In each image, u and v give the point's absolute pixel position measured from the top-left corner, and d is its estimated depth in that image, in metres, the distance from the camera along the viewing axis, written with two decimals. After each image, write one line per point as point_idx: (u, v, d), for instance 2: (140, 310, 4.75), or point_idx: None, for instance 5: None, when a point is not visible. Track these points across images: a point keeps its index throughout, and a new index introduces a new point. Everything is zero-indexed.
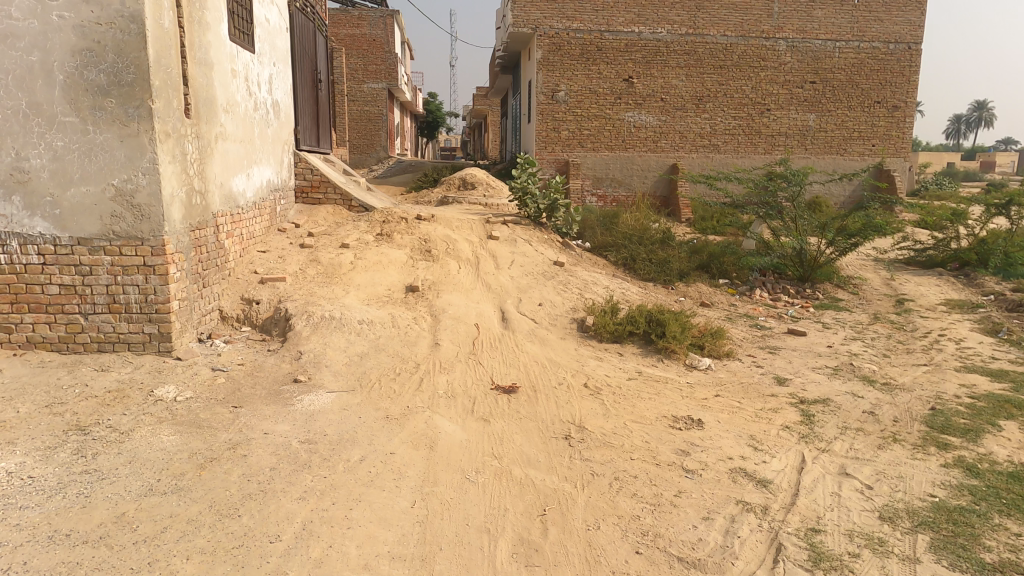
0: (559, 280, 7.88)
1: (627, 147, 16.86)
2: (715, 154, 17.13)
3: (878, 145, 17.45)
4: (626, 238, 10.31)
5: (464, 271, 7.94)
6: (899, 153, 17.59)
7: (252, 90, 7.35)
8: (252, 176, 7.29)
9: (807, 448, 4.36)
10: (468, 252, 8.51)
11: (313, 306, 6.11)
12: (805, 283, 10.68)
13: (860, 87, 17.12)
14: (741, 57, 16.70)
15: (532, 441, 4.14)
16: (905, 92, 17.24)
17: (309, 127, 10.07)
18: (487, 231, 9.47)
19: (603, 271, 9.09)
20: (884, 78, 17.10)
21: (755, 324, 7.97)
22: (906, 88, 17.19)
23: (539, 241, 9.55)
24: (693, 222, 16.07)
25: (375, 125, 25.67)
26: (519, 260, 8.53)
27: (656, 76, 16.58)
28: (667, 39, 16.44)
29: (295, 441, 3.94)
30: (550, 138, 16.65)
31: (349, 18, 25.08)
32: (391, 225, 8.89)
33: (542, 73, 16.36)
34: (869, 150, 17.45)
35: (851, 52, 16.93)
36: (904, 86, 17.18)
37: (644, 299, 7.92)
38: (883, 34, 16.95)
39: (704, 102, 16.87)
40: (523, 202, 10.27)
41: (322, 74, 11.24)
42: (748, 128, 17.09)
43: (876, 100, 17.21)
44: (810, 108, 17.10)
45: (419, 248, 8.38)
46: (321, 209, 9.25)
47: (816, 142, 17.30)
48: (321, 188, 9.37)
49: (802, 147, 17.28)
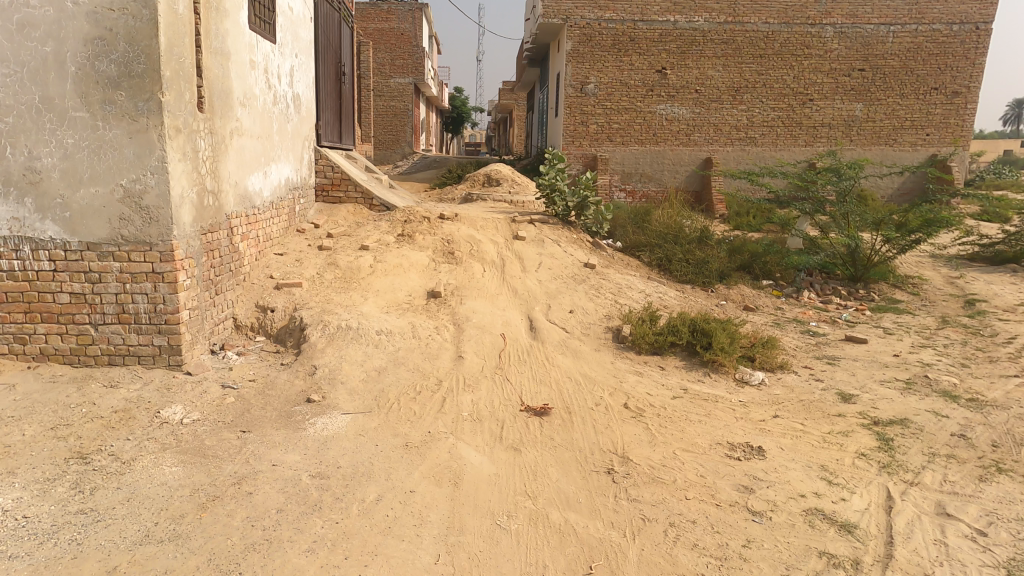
0: (591, 284, 7.23)
1: (658, 140, 16.22)
2: (752, 147, 16.39)
3: (932, 134, 16.45)
4: (660, 238, 9.71)
5: (489, 274, 7.49)
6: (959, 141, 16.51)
7: (272, 83, 6.94)
8: (269, 174, 6.89)
9: (891, 482, 3.81)
10: (493, 254, 8.04)
11: (328, 316, 5.74)
12: (857, 283, 10.06)
13: (915, 73, 16.17)
14: (783, 45, 15.91)
15: (570, 476, 3.65)
16: (969, 76, 16.14)
17: (331, 122, 9.69)
18: (512, 230, 8.99)
19: (637, 272, 8.52)
20: (945, 62, 16.09)
21: (807, 330, 7.37)
22: (969, 72, 16.09)
23: (568, 241, 8.98)
24: (727, 218, 15.41)
25: (400, 120, 25.30)
26: (547, 262, 7.97)
27: (691, 67, 15.89)
28: (705, 27, 15.73)
29: (305, 476, 3.54)
30: (578, 132, 16.06)
31: (377, 12, 24.86)
32: (413, 225, 8.48)
33: (572, 65, 15.77)
34: (922, 140, 16.48)
35: (907, 36, 15.99)
36: (966, 70, 16.09)
37: (684, 304, 7.36)
38: (945, 15, 15.91)
39: (741, 93, 16.09)
40: (551, 199, 9.73)
41: (346, 67, 10.87)
42: (789, 120, 16.28)
43: (933, 86, 16.22)
44: (857, 97, 16.19)
45: (441, 249, 7.95)
46: (340, 209, 8.86)
47: (862, 133, 16.41)
48: (341, 186, 8.98)
49: (846, 138, 16.40)
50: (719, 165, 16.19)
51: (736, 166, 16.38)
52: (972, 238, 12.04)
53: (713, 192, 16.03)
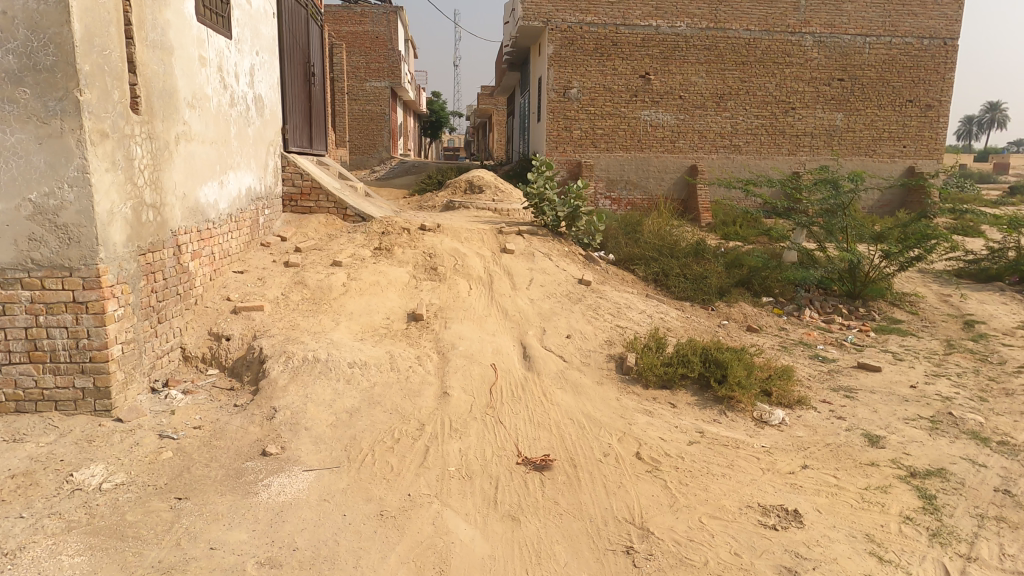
0: (588, 304, 6.62)
1: (643, 147, 15.70)
2: (736, 155, 15.99)
3: (909, 147, 16.27)
4: (656, 250, 9.22)
5: (475, 292, 6.81)
6: (934, 154, 16.33)
7: (228, 83, 6.23)
8: (226, 184, 6.16)
9: (947, 558, 3.24)
10: (480, 270, 7.38)
11: (292, 346, 5.00)
12: (855, 300, 9.63)
13: (891, 85, 15.99)
14: (765, 52, 15.56)
15: (580, 559, 3.06)
16: (940, 91, 16.08)
17: (300, 125, 8.94)
18: (500, 243, 8.35)
19: (633, 288, 7.94)
20: (917, 75, 15.95)
21: (816, 355, 6.85)
22: (940, 86, 16.03)
23: (560, 254, 8.36)
24: (713, 227, 15.00)
25: (377, 124, 24.52)
26: (539, 279, 7.31)
27: (674, 73, 15.43)
28: (687, 33, 15.31)
29: (250, 564, 2.88)
30: (561, 138, 15.47)
31: (350, 15, 24.07)
32: (391, 237, 7.80)
33: (554, 69, 15.21)
34: (899, 152, 16.31)
35: (882, 48, 15.80)
36: (938, 85, 16.03)
37: (687, 327, 6.76)
38: (917, 28, 15.79)
39: (725, 100, 15.69)
40: (539, 209, 9.12)
41: (317, 68, 10.13)
42: (772, 128, 15.93)
43: (908, 99, 16.05)
44: (838, 107, 15.92)
45: (422, 264, 7.27)
46: (311, 220, 8.11)
47: (843, 143, 16.12)
48: (312, 196, 8.23)
49: (829, 148, 16.08)
50: (705, 172, 15.77)
51: (718, 177, 16.02)
52: (958, 255, 11.70)
53: (699, 201, 15.61)
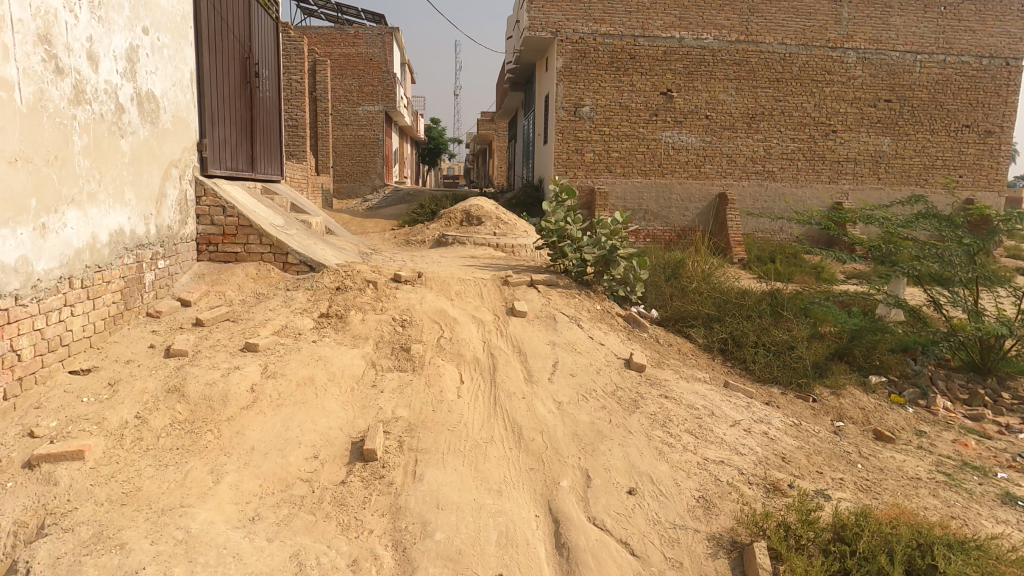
0: (650, 414, 4.13)
1: (664, 173, 13.34)
2: (769, 183, 13.63)
3: (965, 177, 13.85)
4: (717, 309, 6.84)
5: (468, 389, 4.31)
6: (993, 186, 13.92)
7: (69, 64, 3.81)
8: (54, 228, 3.66)
9: None
10: (477, 346, 4.91)
11: (95, 559, 2.47)
12: (985, 376, 7.13)
13: (944, 108, 13.62)
14: (802, 69, 13.28)
15: None
16: (1001, 115, 13.71)
17: (231, 140, 6.53)
18: (506, 299, 5.90)
19: (703, 370, 5.47)
20: (975, 98, 13.58)
21: (1011, 496, 4.19)
22: (1002, 110, 13.68)
23: (592, 314, 5.89)
24: (749, 263, 12.71)
25: (371, 151, 22.22)
26: (567, 358, 4.82)
27: (700, 90, 13.16)
28: (714, 46, 13.07)
29: None
30: (572, 162, 13.10)
31: (344, 36, 21.98)
32: (348, 296, 5.39)
33: (564, 84, 12.91)
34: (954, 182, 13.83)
35: (935, 67, 13.47)
36: (999, 108, 13.67)
37: (807, 452, 4.23)
38: (975, 46, 13.45)
39: (757, 120, 13.38)
40: (560, 251, 6.70)
41: (265, 70, 7.76)
42: (810, 153, 13.59)
43: (964, 123, 13.65)
44: (884, 131, 13.60)
45: (389, 341, 4.79)
46: (235, 271, 5.66)
47: (891, 171, 13.77)
48: (239, 236, 5.78)
49: (874, 176, 13.75)
50: (735, 201, 13.38)
51: (789, 214, 13.74)
52: None
53: (730, 232, 13.22)
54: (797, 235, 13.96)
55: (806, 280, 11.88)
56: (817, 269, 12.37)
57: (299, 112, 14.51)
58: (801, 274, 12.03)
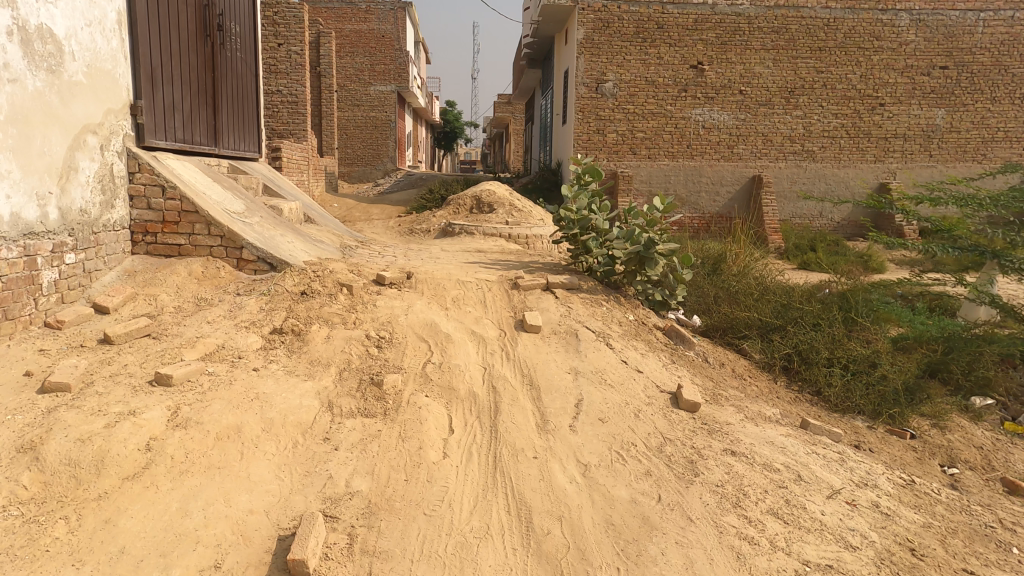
0: (715, 488, 2.90)
1: (693, 154, 11.90)
2: (808, 164, 12.09)
3: None
4: (776, 317, 5.50)
5: (459, 443, 3.12)
6: None
7: None
8: None
9: None
10: (474, 376, 3.69)
11: None
12: None
13: (1008, 72, 11.82)
14: (847, 36, 11.66)
15: None
16: None
17: (184, 106, 5.35)
18: (517, 308, 4.67)
19: (769, 403, 4.21)
20: None
21: None
22: None
23: (624, 327, 4.64)
24: (786, 252, 11.31)
25: (382, 133, 20.99)
26: (596, 395, 3.59)
27: (733, 62, 11.65)
28: (751, 13, 11.54)
29: None
30: (593, 143, 11.71)
31: (354, 11, 20.73)
32: (314, 303, 4.20)
33: (584, 58, 11.50)
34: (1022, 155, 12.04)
35: (1000, 26, 11.71)
36: None
37: (939, 534, 2.97)
38: None
39: (796, 95, 11.82)
40: (583, 246, 5.51)
41: (237, 28, 6.55)
42: (854, 130, 11.98)
43: None
44: (938, 102, 11.87)
45: (358, 368, 3.59)
46: (175, 269, 4.44)
47: (945, 147, 12.05)
48: (181, 226, 4.56)
49: (925, 153, 12.08)
50: (771, 185, 11.93)
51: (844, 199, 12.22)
52: None
53: (766, 218, 11.79)
54: (839, 221, 12.41)
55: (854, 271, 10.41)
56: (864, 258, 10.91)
57: (298, 86, 13.28)
58: (846, 263, 10.57)
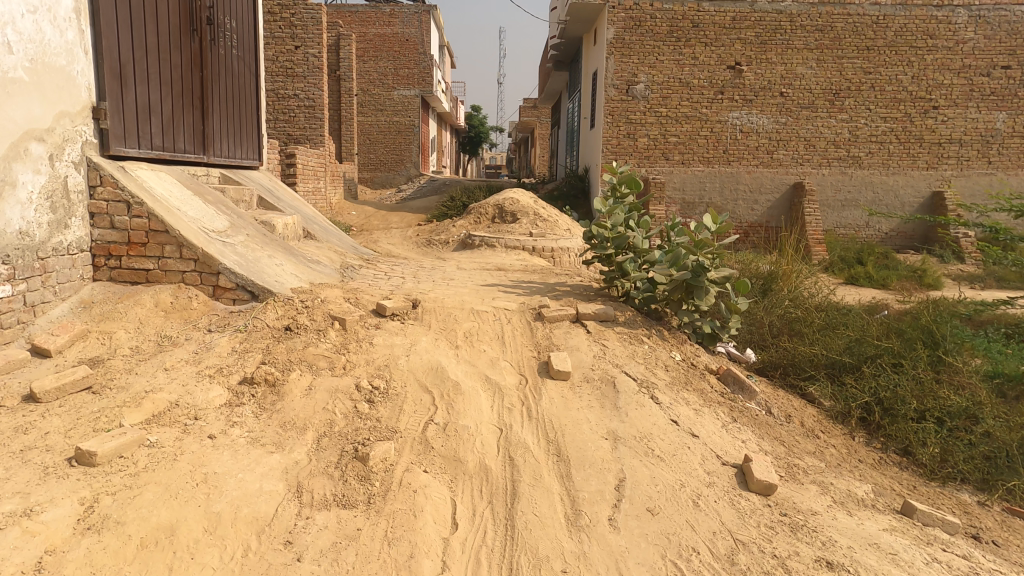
0: None
1: (730, 159, 10.92)
2: (854, 171, 11.02)
3: None
4: (848, 354, 4.62)
5: (464, 548, 2.38)
6: None
7: None
8: None
9: None
10: (488, 443, 2.95)
11: None
12: None
13: None
14: (898, 34, 10.63)
15: None
16: None
17: (162, 109, 4.73)
18: (542, 345, 3.90)
19: (855, 474, 3.37)
20: None
21: None
22: None
23: (671, 372, 3.85)
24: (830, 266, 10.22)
25: (405, 137, 20.42)
26: (641, 474, 2.81)
27: (775, 62, 10.69)
28: (793, 11, 10.57)
29: None
30: (622, 148, 10.81)
31: (379, 15, 20.21)
32: (297, 341, 3.50)
33: (614, 58, 10.60)
34: None
35: None
36: None
37: None
38: None
39: (841, 98, 10.78)
40: (619, 268, 4.73)
41: (232, 23, 5.94)
42: (905, 134, 10.90)
43: None
44: (998, 104, 10.73)
45: (342, 432, 2.87)
46: (140, 299, 3.81)
47: (1006, 153, 10.90)
48: (149, 248, 3.94)
49: (984, 159, 10.92)
50: (812, 191, 10.82)
51: (897, 210, 11.12)
52: None
53: (809, 228, 10.64)
54: (887, 232, 11.23)
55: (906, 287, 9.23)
56: (917, 272, 9.58)
57: (315, 90, 12.68)
58: (898, 277, 9.47)
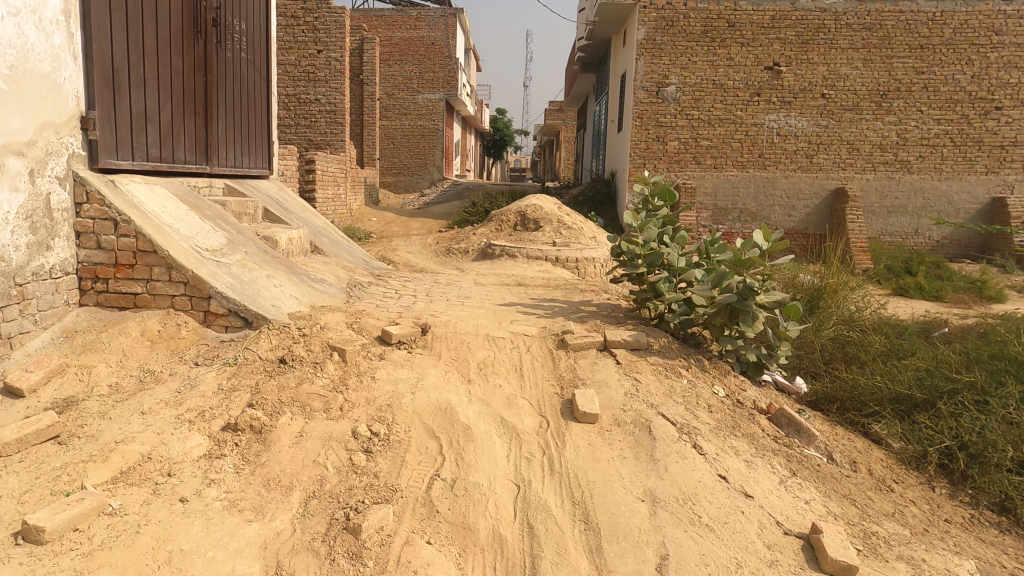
0: None
1: (765, 164, 10.33)
2: (901, 176, 10.35)
3: None
4: (914, 387, 4.08)
5: None
6: None
7: None
8: None
9: None
10: (504, 505, 2.52)
11: None
12: None
13: None
14: (957, 31, 9.91)
15: None
16: None
17: (160, 117, 4.41)
18: (567, 378, 3.46)
19: (943, 542, 2.86)
20: None
21: None
22: None
23: (717, 413, 3.37)
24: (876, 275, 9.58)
25: (428, 141, 20.13)
26: (688, 551, 2.36)
27: (817, 62, 10.07)
28: (838, 9, 9.94)
29: None
30: (652, 152, 10.31)
31: (404, 18, 19.94)
32: (292, 376, 3.11)
33: (644, 59, 10.11)
34: None
35: None
36: None
37: None
38: None
39: (889, 99, 10.12)
40: (651, 288, 4.26)
41: (242, 24, 5.63)
42: (960, 137, 10.17)
43: None
44: None
45: (334, 492, 2.47)
46: (126, 327, 3.47)
47: None
48: (137, 270, 3.60)
49: None
50: (854, 197, 10.17)
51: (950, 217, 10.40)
52: None
53: (852, 236, 10.01)
54: (937, 240, 10.51)
55: (964, 300, 8.57)
56: (975, 282, 8.89)
57: (336, 95, 12.40)
58: (953, 289, 8.80)
